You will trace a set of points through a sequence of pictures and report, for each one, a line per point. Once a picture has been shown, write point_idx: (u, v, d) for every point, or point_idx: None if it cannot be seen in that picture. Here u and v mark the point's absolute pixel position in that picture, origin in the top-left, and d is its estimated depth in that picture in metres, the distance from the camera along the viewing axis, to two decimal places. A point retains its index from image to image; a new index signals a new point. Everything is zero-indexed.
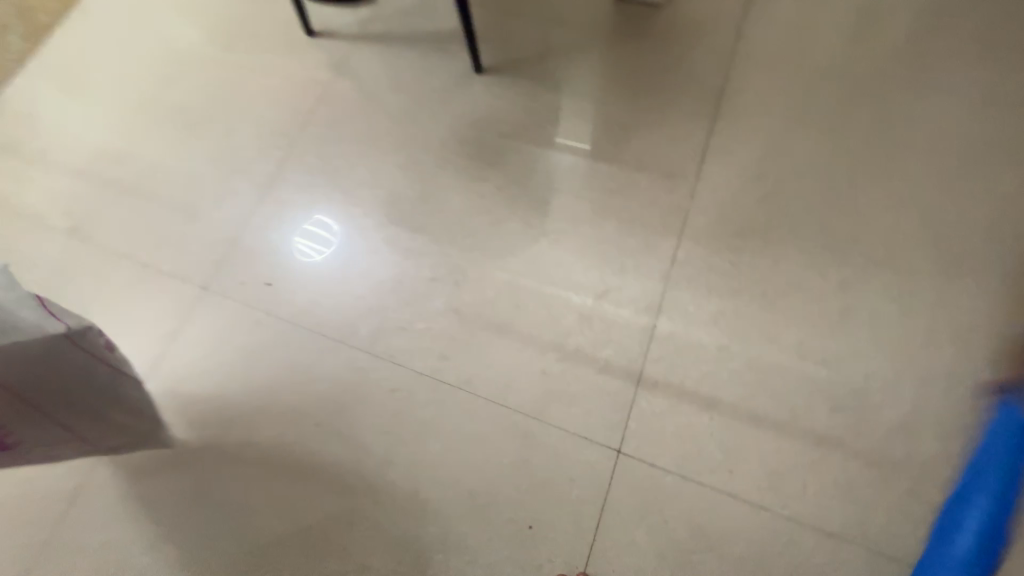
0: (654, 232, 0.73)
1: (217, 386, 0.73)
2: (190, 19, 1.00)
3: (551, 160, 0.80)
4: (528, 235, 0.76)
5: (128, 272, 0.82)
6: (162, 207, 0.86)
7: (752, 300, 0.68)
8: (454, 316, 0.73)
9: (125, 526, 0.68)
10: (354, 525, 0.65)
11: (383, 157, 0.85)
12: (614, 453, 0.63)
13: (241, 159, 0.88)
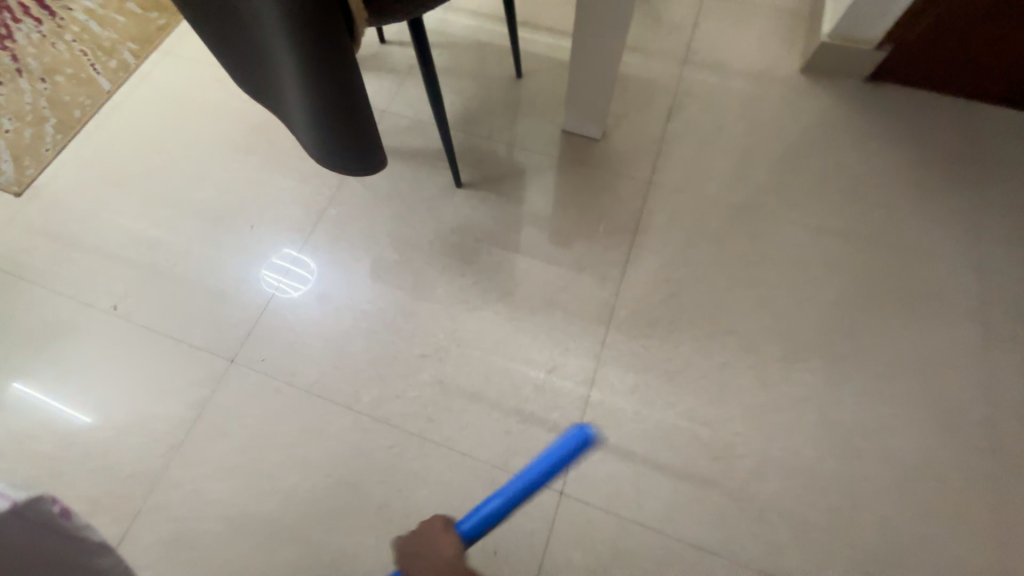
0: (591, 321, 0.98)
1: (243, 444, 0.90)
2: (218, 127, 1.21)
3: (515, 260, 1.05)
4: (496, 321, 0.98)
5: (166, 346, 0.99)
6: (194, 289, 1.04)
7: (660, 375, 0.93)
8: (438, 386, 0.93)
9: (169, 564, 0.84)
10: (357, 557, 0.83)
11: (381, 253, 1.06)
12: (558, 493, 0.84)
13: (262, 249, 1.08)
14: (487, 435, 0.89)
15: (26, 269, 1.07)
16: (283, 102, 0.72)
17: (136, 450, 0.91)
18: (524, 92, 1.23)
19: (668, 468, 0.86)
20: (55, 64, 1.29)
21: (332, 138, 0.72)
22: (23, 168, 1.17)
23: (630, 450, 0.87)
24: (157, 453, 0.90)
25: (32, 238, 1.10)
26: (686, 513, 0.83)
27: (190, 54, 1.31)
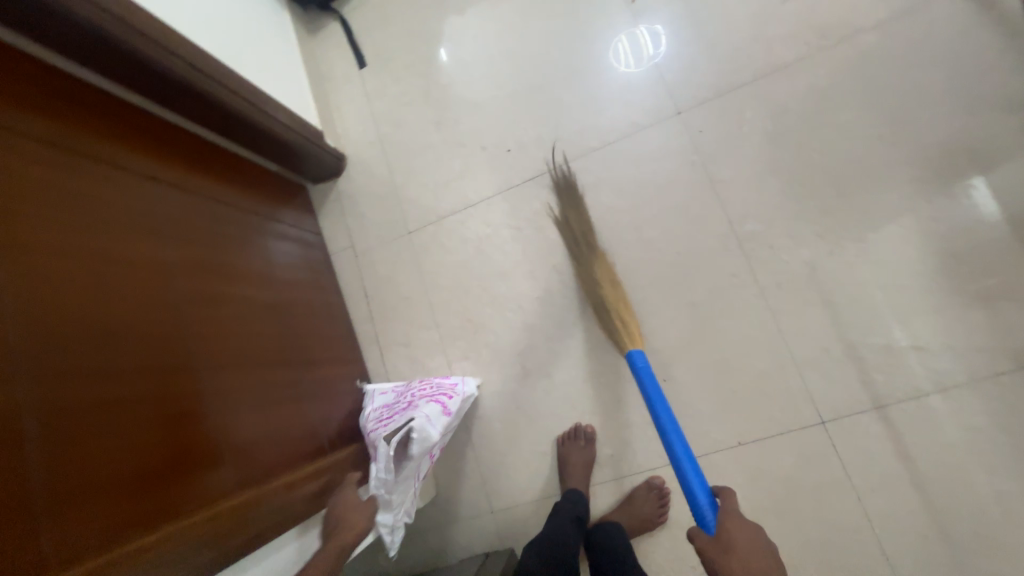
0: (1008, 349, 0.84)
1: (639, 179, 1.06)
2: None
3: (1002, 233, 0.86)
4: (913, 267, 0.90)
5: (642, 63, 1.10)
6: (694, 29, 1.07)
7: (1019, 449, 0.82)
8: (808, 268, 0.94)
9: (546, 210, 1.12)
10: (647, 314, 1.01)
11: (873, 119, 0.95)
12: (819, 421, 0.90)
13: (773, 30, 1.02)
14: (810, 337, 0.93)
15: None
16: None
17: (575, 126, 1.12)
18: None
19: (926, 499, 0.85)
20: None
21: None
22: None
23: (911, 459, 0.86)
24: (588, 139, 1.11)
25: None
26: (901, 532, 0.85)
27: None
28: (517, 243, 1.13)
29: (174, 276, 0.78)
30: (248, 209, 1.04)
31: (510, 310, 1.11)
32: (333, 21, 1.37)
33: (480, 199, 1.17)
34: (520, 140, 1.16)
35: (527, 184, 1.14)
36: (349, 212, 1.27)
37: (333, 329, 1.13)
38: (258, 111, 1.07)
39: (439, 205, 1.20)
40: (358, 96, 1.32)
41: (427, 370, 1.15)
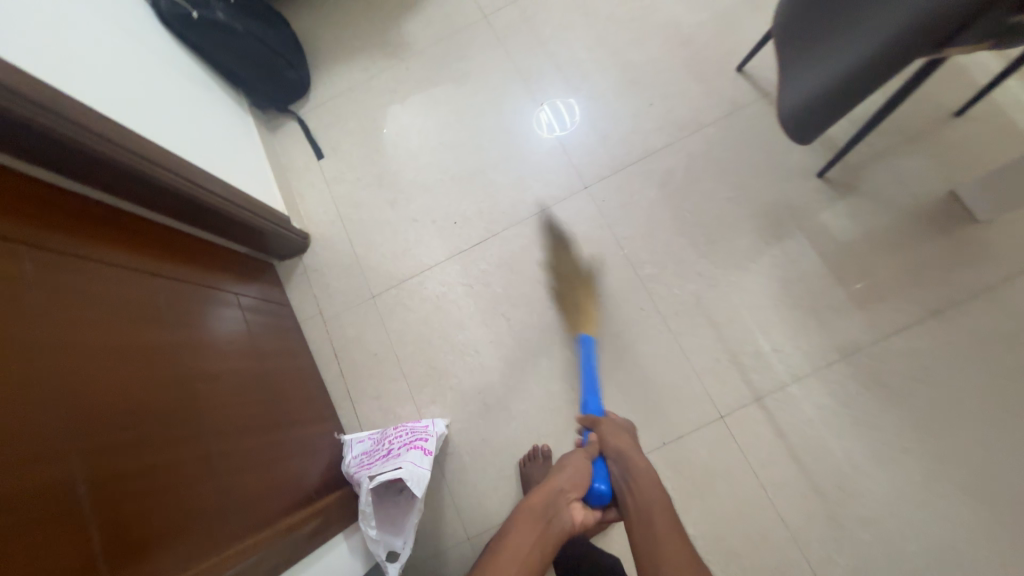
0: (833, 344, 1.16)
1: (562, 239, 1.33)
2: (675, 8, 1.44)
3: (816, 262, 1.21)
4: (764, 290, 1.21)
5: (554, 149, 1.40)
6: (590, 123, 1.40)
7: (853, 418, 1.11)
8: (694, 298, 1.23)
9: (490, 269, 1.34)
10: (581, 347, 1.25)
11: (722, 185, 1.29)
12: (719, 416, 1.16)
13: (646, 124, 1.37)
14: (703, 351, 1.20)
15: (507, 44, 1.51)
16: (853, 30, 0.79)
17: (508, 200, 1.39)
18: (945, 132, 1.22)
19: (801, 466, 1.11)
20: None
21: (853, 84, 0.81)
22: None
23: (786, 436, 1.12)
24: (519, 209, 1.37)
25: (520, 21, 1.53)
26: (788, 494, 1.10)
27: None
28: (469, 298, 1.33)
29: (182, 358, 0.88)
30: (230, 288, 1.15)
31: (468, 355, 1.30)
32: (291, 120, 1.57)
33: (435, 263, 1.38)
34: (464, 213, 1.40)
35: (473, 249, 1.37)
36: (316, 283, 1.42)
37: (308, 391, 1.24)
38: (235, 206, 1.20)
39: (398, 271, 1.39)
40: (319, 182, 1.51)
41: (399, 417, 1.28)
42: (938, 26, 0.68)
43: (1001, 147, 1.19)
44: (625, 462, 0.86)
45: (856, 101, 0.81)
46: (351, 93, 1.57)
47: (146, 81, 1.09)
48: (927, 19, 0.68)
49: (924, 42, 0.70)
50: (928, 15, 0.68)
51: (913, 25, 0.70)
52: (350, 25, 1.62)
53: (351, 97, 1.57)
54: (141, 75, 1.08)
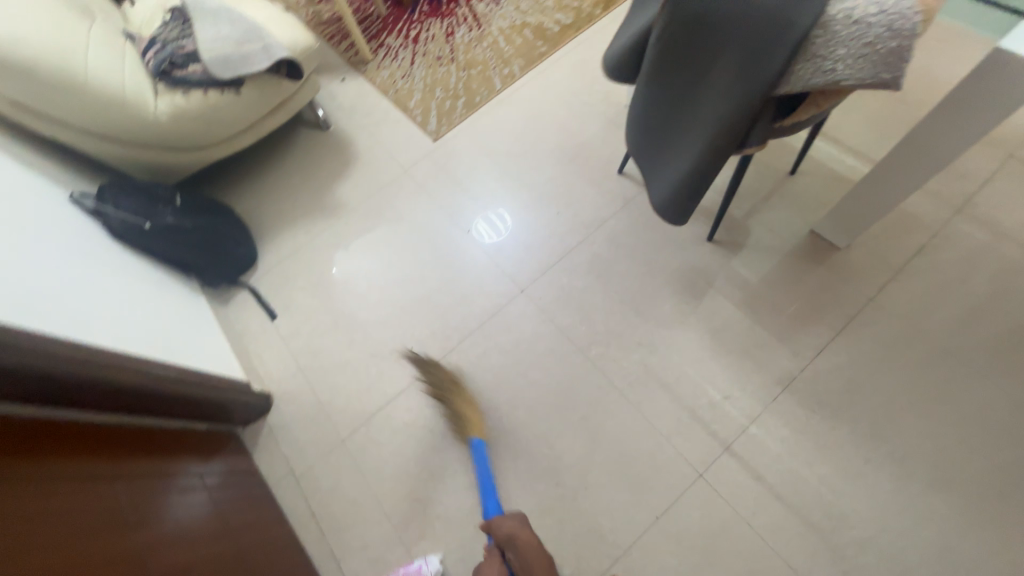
0: (771, 378, 1.28)
1: (514, 341, 1.44)
2: (557, 136, 1.78)
3: (731, 310, 1.38)
4: (698, 345, 1.35)
5: (487, 265, 1.58)
6: (513, 237, 1.61)
7: (812, 441, 1.20)
8: (642, 367, 1.34)
9: (454, 385, 1.40)
10: (555, 440, 1.29)
11: (635, 264, 1.49)
12: (699, 474, 1.20)
13: (559, 228, 1.60)
14: (666, 414, 1.27)
15: (428, 188, 1.77)
16: (684, 139, 1.01)
17: (457, 317, 1.51)
18: (788, 186, 1.53)
19: (786, 503, 1.15)
20: (473, 62, 2.04)
21: (696, 175, 1.00)
22: (440, 125, 1.90)
23: (764, 477, 1.18)
24: (468, 323, 1.49)
25: (436, 169, 1.81)
26: (785, 534, 1.12)
27: (551, 81, 1.93)
28: (439, 418, 1.37)
29: (150, 563, 0.83)
30: (193, 470, 1.12)
31: (448, 477, 1.29)
32: (242, 291, 1.68)
33: (399, 392, 1.42)
34: (419, 338, 1.49)
35: (434, 369, 1.44)
36: (284, 441, 1.41)
37: (289, 562, 1.16)
38: (193, 384, 1.22)
39: (365, 409, 1.42)
40: (275, 341, 1.57)
41: (392, 564, 1.22)
42: (728, 138, 0.89)
43: (831, 189, 1.50)
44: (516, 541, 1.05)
45: (704, 185, 1.01)
46: (297, 254, 1.72)
47: (92, 293, 1.14)
48: (718, 136, 0.89)
49: (725, 149, 0.91)
50: (719, 135, 0.89)
51: (714, 139, 0.91)
52: (288, 198, 1.84)
53: (296, 258, 1.72)
54: (91, 289, 1.16)
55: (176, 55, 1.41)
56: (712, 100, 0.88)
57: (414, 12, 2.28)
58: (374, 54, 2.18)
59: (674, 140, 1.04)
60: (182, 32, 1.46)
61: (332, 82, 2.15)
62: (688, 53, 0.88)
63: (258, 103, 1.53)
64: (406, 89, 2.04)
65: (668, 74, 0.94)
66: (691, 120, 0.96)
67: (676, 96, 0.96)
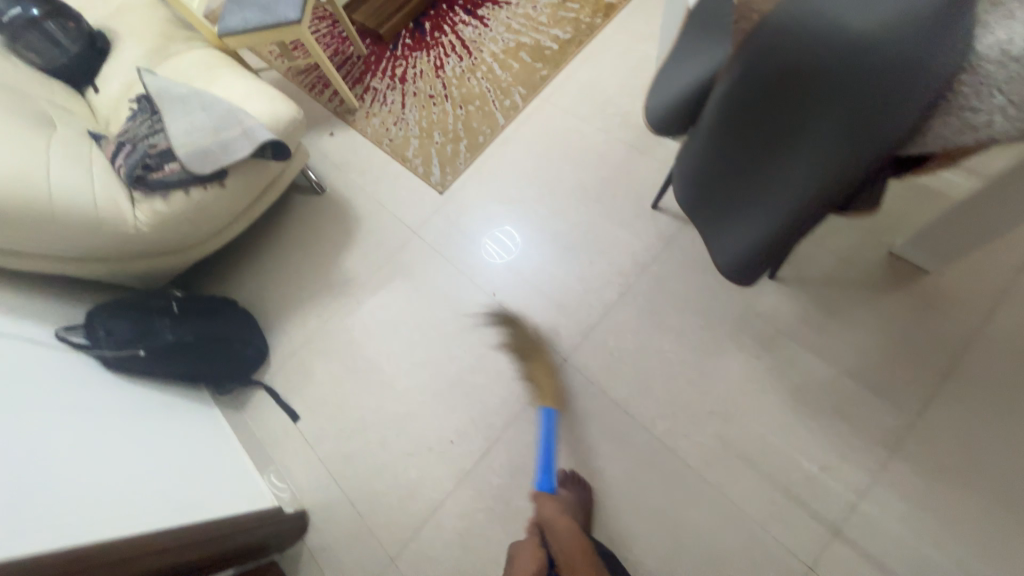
0: (876, 440, 1.08)
1: (566, 423, 1.27)
2: (575, 171, 1.59)
3: (814, 359, 1.18)
4: (782, 407, 1.16)
5: (521, 334, 1.40)
6: (544, 297, 1.44)
7: (939, 515, 1.01)
8: (719, 441, 1.16)
9: (506, 482, 1.25)
10: (632, 540, 1.12)
11: (691, 315, 1.31)
12: (808, 568, 1.03)
13: (595, 281, 1.42)
14: (758, 497, 1.10)
15: (444, 249, 1.61)
16: (754, 200, 0.82)
17: (496, 399, 1.35)
18: None
19: None
20: (469, 96, 1.86)
21: (774, 242, 0.83)
22: (445, 175, 1.74)
23: (888, 566, 1.00)
24: (511, 405, 1.33)
25: (447, 227, 1.64)
26: None
27: (558, 107, 1.74)
28: (495, 522, 1.22)
29: None
30: None
31: None
32: (258, 390, 1.54)
33: (447, 495, 1.27)
34: (459, 428, 1.34)
35: (480, 464, 1.28)
36: (328, 563, 1.27)
37: None
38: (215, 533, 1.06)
39: (411, 518, 1.27)
40: (302, 446, 1.43)
41: None
42: (826, 201, 0.72)
43: (905, 199, 1.29)
44: (556, 526, 1.00)
45: (784, 247, 0.84)
46: (311, 342, 1.57)
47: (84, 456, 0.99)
48: (813, 201, 0.72)
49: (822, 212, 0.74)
50: (816, 203, 0.72)
51: (806, 207, 0.74)
52: (292, 278, 1.69)
53: (311, 346, 1.57)
54: (82, 450, 1.00)
55: (149, 156, 1.25)
56: (800, 161, 0.70)
57: (397, 47, 2.10)
58: (361, 101, 2.01)
59: (739, 198, 0.85)
60: (153, 127, 1.30)
61: (320, 137, 1.98)
62: (764, 107, 0.69)
63: (246, 189, 1.37)
64: (401, 137, 1.87)
65: (734, 129, 0.75)
66: (768, 181, 0.77)
67: (745, 152, 0.77)
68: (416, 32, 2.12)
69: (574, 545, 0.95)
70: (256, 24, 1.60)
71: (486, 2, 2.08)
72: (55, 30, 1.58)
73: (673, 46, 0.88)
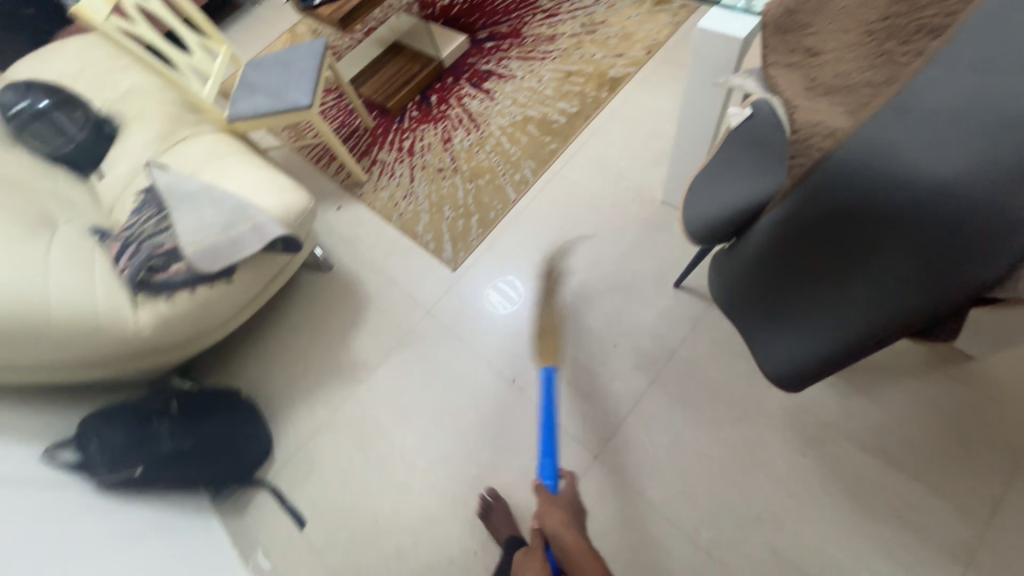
0: (945, 553, 0.99)
1: (601, 534, 1.15)
2: (591, 248, 1.57)
3: (865, 456, 1.10)
4: (837, 513, 1.06)
5: (545, 427, 1.32)
6: (567, 385, 1.36)
7: None
8: (773, 555, 1.06)
9: None
10: None
11: (726, 405, 1.23)
12: None
13: (621, 366, 1.35)
14: None
15: (458, 331, 1.54)
16: (805, 321, 0.75)
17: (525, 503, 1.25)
18: None
19: None
20: (479, 170, 1.86)
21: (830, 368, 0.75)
22: (457, 251, 1.70)
23: None
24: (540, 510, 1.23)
25: (461, 308, 1.58)
26: None
27: (569, 181, 1.73)
28: None
29: None
30: None
31: None
32: (261, 492, 1.41)
33: None
34: (485, 538, 1.24)
35: None
36: None
37: None
38: None
39: None
40: (308, 560, 1.30)
41: None
42: (893, 337, 0.66)
43: None
44: (563, 541, 0.82)
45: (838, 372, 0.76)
46: (318, 436, 1.47)
47: None
48: (880, 336, 0.66)
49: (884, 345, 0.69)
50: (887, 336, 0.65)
51: (875, 339, 0.67)
52: (298, 363, 1.60)
53: (318, 440, 1.46)
54: None
55: (155, 257, 1.20)
56: (864, 296, 0.64)
57: (403, 120, 2.12)
58: (369, 174, 2.00)
59: (787, 318, 0.78)
60: (159, 225, 1.24)
61: (327, 211, 1.96)
62: (824, 238, 0.65)
63: (255, 283, 1.32)
64: (411, 211, 1.85)
65: (787, 253, 0.71)
66: (825, 306, 0.71)
67: (798, 276, 0.72)
68: (423, 105, 2.15)
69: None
70: (268, 109, 1.60)
71: (491, 76, 2.12)
72: (64, 121, 1.61)
73: (709, 158, 0.86)
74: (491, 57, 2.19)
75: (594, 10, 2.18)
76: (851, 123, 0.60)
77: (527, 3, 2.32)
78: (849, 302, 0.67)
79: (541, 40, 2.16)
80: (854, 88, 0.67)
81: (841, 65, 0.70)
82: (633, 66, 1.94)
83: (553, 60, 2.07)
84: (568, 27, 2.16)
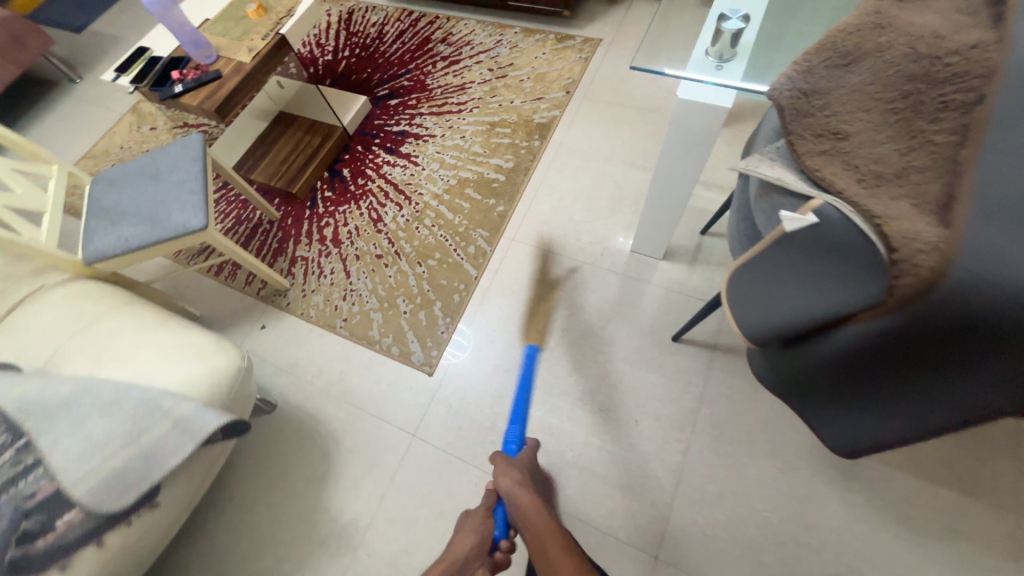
0: (997, 551, 1.05)
1: None
2: (577, 314, 1.45)
3: (902, 474, 1.13)
4: (899, 543, 1.08)
5: (594, 538, 1.18)
6: (602, 481, 1.24)
7: None
8: None
9: None
10: None
11: (764, 460, 1.21)
12: None
13: (650, 445, 1.26)
14: None
15: (459, 449, 1.33)
16: (868, 407, 0.67)
17: None
18: None
19: None
20: (426, 249, 1.65)
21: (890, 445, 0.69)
22: (428, 350, 1.47)
23: None
24: None
25: (454, 420, 1.36)
26: None
27: (529, 243, 1.60)
28: None
29: None
30: None
31: None
32: None
33: None
34: None
35: None
36: None
37: None
38: None
39: None
40: None
41: None
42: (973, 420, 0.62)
43: None
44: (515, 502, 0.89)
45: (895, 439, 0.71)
46: None
47: None
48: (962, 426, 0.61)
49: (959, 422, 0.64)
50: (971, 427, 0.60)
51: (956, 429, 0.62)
52: (268, 547, 1.26)
53: None
54: None
55: (26, 515, 0.81)
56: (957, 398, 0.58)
57: (317, 204, 1.82)
58: (291, 278, 1.67)
59: (843, 400, 0.69)
60: (22, 464, 0.85)
61: (249, 334, 1.59)
62: (919, 343, 0.55)
63: (191, 487, 0.96)
64: (357, 312, 1.57)
65: (860, 357, 0.62)
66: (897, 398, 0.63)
67: (868, 370, 0.63)
68: (335, 182, 1.86)
69: (541, 532, 0.85)
70: (144, 240, 1.22)
71: (407, 138, 1.91)
72: None
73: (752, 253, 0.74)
74: (401, 116, 1.97)
75: (498, 52, 2.08)
76: (949, 230, 0.53)
77: (424, 52, 2.15)
78: (934, 399, 0.60)
79: (450, 91, 2.01)
80: (905, 174, 0.61)
81: (876, 147, 0.64)
82: (557, 108, 1.87)
83: (471, 112, 1.93)
84: (477, 73, 2.03)
